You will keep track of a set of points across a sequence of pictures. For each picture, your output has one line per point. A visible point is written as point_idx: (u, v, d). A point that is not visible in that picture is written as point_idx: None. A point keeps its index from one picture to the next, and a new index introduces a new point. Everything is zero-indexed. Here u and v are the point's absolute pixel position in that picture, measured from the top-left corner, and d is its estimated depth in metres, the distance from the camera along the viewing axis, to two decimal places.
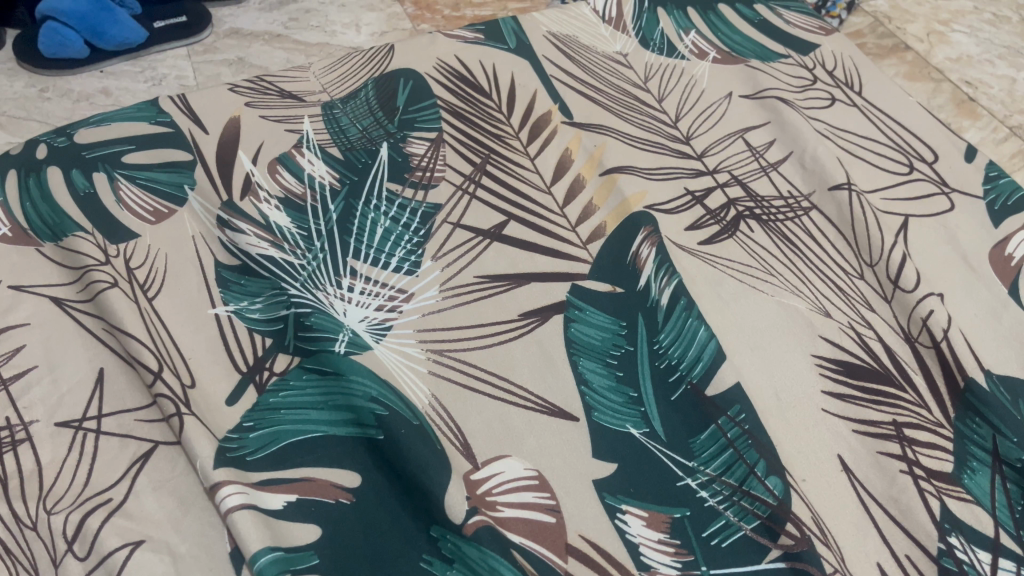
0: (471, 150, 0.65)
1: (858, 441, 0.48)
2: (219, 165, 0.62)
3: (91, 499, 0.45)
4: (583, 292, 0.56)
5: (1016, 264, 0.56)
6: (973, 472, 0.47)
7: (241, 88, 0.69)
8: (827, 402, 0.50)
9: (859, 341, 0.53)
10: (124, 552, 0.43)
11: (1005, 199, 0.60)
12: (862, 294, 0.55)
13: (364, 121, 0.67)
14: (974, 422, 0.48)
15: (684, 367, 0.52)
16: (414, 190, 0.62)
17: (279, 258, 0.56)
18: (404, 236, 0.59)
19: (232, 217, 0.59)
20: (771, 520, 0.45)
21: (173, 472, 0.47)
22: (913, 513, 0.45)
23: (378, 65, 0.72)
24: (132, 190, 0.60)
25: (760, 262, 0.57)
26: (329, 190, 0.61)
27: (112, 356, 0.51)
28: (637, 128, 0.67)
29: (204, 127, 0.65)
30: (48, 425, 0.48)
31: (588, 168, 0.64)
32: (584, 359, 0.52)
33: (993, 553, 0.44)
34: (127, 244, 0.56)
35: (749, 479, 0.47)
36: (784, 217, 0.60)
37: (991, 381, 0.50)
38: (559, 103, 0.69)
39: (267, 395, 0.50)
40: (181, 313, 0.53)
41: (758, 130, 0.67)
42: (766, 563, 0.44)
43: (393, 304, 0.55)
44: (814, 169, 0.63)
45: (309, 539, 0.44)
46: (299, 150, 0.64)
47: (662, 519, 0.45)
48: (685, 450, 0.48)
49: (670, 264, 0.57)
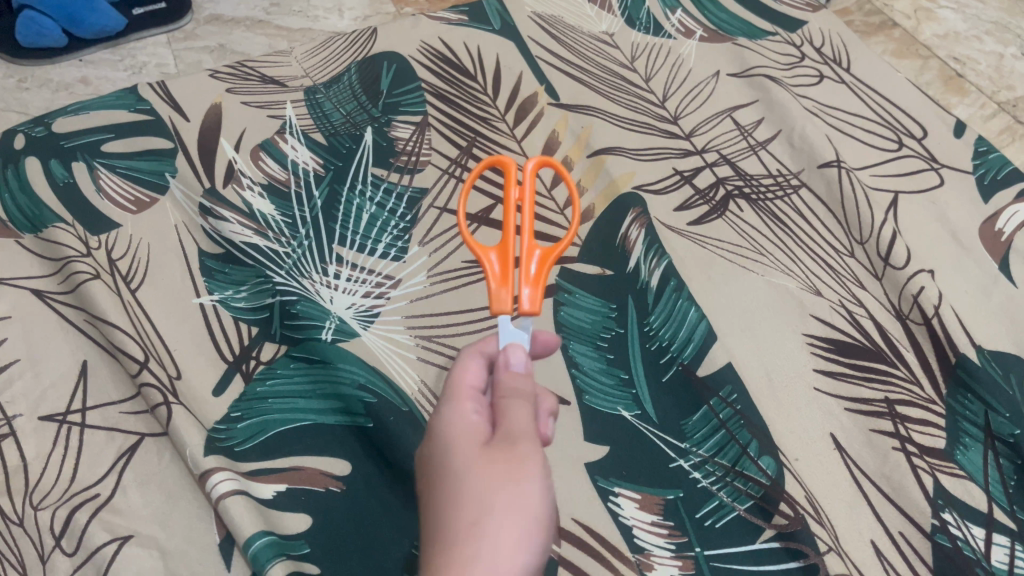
0: (456, 134, 0.64)
1: (851, 419, 0.48)
2: (201, 152, 0.61)
3: (78, 495, 0.45)
4: (572, 275, 0.55)
5: (1007, 240, 0.55)
6: (966, 448, 0.46)
7: (222, 74, 0.68)
8: (820, 380, 0.50)
9: (850, 319, 0.52)
10: (113, 547, 0.43)
11: (995, 173, 0.60)
12: (852, 271, 0.55)
13: (347, 105, 0.66)
14: (966, 398, 0.48)
15: (675, 348, 0.51)
16: (399, 174, 0.61)
17: (264, 247, 0.56)
18: (391, 222, 0.58)
19: (215, 204, 0.58)
20: (765, 500, 0.45)
21: (160, 464, 0.47)
22: (906, 490, 0.45)
23: (361, 49, 0.71)
24: (112, 179, 0.59)
25: (750, 242, 0.57)
26: (313, 177, 0.61)
27: (95, 348, 0.51)
28: (625, 108, 0.66)
29: (185, 115, 0.64)
30: (31, 419, 0.48)
31: (575, 149, 0.63)
32: (575, 342, 0.52)
33: (987, 528, 0.44)
34: (108, 234, 0.55)
35: (742, 459, 0.46)
36: (773, 196, 0.59)
37: (983, 356, 0.49)
38: (545, 83, 0.68)
39: (254, 384, 0.49)
40: (165, 304, 0.52)
41: (746, 109, 0.66)
42: (759, 543, 0.44)
43: (381, 291, 0.54)
44: (803, 147, 0.62)
45: (300, 528, 0.44)
46: (282, 136, 0.63)
47: (655, 501, 0.45)
48: (678, 431, 0.48)
49: (659, 245, 0.56)
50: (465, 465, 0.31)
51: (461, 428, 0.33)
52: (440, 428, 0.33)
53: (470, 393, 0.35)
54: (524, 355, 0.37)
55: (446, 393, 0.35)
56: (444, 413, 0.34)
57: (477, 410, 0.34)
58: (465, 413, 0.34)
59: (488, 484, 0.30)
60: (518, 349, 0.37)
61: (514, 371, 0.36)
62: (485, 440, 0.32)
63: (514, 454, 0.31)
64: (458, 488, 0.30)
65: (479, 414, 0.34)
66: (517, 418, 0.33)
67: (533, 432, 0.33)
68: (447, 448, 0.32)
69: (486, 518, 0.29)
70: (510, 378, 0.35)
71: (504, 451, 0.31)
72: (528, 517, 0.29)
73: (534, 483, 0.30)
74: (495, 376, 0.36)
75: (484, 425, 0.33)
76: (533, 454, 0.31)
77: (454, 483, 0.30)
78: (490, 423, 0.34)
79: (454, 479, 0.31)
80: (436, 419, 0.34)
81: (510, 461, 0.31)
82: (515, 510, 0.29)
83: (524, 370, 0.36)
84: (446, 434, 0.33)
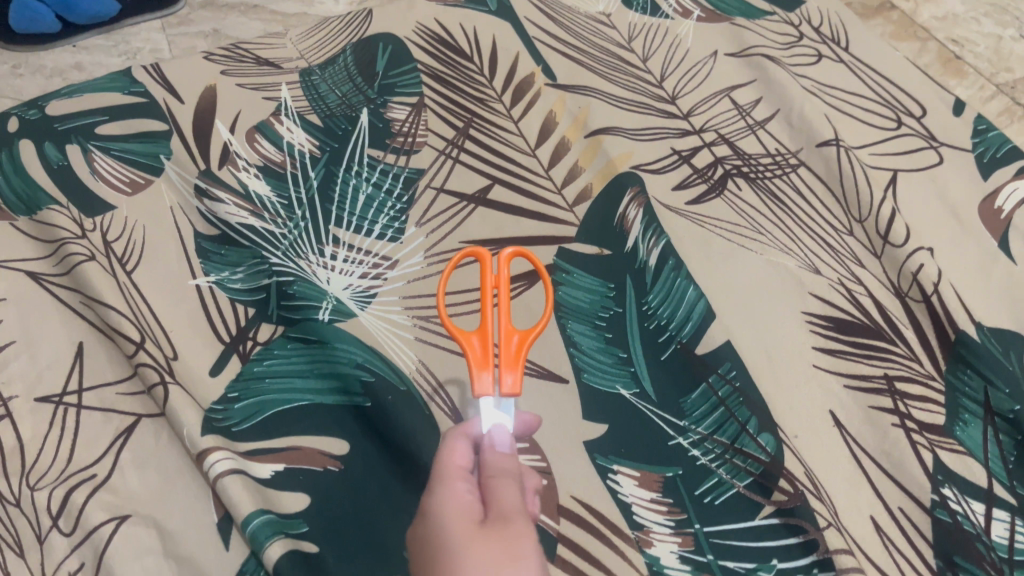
0: (453, 115, 0.64)
1: (850, 396, 0.48)
2: (195, 134, 0.61)
3: (75, 475, 0.45)
4: (570, 256, 0.55)
5: (1006, 217, 0.55)
6: (966, 424, 0.46)
7: (217, 56, 0.68)
8: (819, 358, 0.49)
9: (850, 297, 0.52)
10: (110, 527, 0.43)
11: (994, 151, 0.59)
12: (851, 250, 0.55)
13: (343, 87, 0.66)
14: (965, 374, 0.48)
15: (674, 327, 0.51)
16: (395, 155, 0.61)
17: (260, 228, 0.55)
18: (387, 203, 0.58)
19: (210, 185, 0.57)
20: (765, 476, 0.45)
21: (157, 445, 0.46)
22: (905, 466, 0.45)
23: (356, 30, 0.71)
24: (107, 162, 0.58)
25: (749, 221, 0.57)
26: (309, 158, 0.60)
27: (91, 329, 0.50)
28: (623, 89, 0.66)
29: (179, 96, 0.63)
30: (27, 401, 0.47)
31: (573, 130, 0.63)
32: (573, 321, 0.52)
33: (987, 504, 0.44)
34: (104, 216, 0.55)
35: (742, 436, 0.46)
36: (772, 175, 0.59)
37: (983, 333, 0.49)
38: (542, 64, 0.68)
39: (251, 365, 0.49)
40: (161, 285, 0.52)
41: (744, 89, 0.65)
42: (759, 519, 0.43)
43: (378, 272, 0.54)
44: (801, 126, 0.61)
45: (299, 508, 0.44)
46: (278, 117, 0.63)
47: (654, 478, 0.45)
48: (676, 409, 0.48)
49: (657, 224, 0.56)
50: (464, 542, 0.31)
51: (457, 506, 0.33)
52: (433, 506, 0.34)
53: (461, 473, 0.36)
54: (508, 438, 0.40)
55: (436, 473, 0.36)
56: (435, 491, 0.34)
57: (470, 488, 0.35)
58: (459, 491, 0.34)
59: (490, 559, 0.30)
60: (501, 433, 0.40)
61: (499, 452, 0.38)
62: (480, 518, 0.33)
63: (511, 533, 0.32)
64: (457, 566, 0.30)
65: (471, 493, 0.35)
66: (509, 499, 0.34)
67: (523, 513, 0.34)
68: (444, 524, 0.32)
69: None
70: (499, 460, 0.37)
71: (504, 530, 0.32)
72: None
73: (535, 560, 0.31)
74: (483, 456, 0.38)
75: (477, 504, 0.34)
76: (528, 533, 0.32)
77: (452, 558, 0.31)
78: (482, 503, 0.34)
79: (455, 552, 0.31)
80: (428, 498, 0.34)
81: (509, 541, 0.31)
82: None
83: (507, 451, 0.39)
84: (440, 511, 0.33)
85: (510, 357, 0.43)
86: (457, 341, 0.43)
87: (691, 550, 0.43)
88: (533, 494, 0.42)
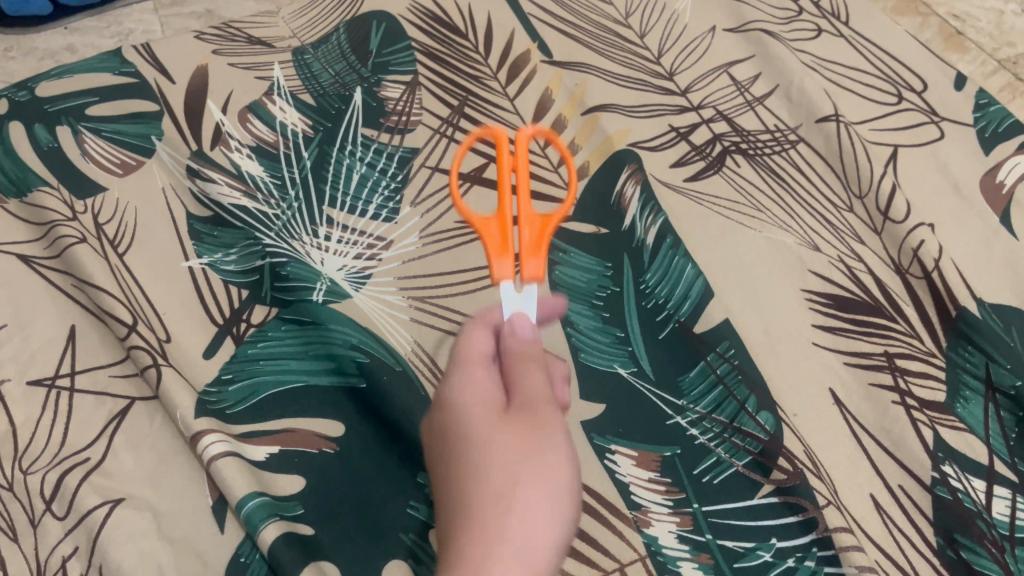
0: (447, 93, 0.63)
1: (850, 373, 0.47)
2: (187, 115, 0.60)
3: (68, 459, 0.45)
4: (567, 235, 0.54)
5: (1008, 192, 0.54)
6: (967, 401, 0.46)
7: (208, 36, 0.67)
8: (818, 335, 0.49)
9: (849, 274, 0.51)
10: (103, 510, 0.43)
11: (996, 126, 0.58)
12: (851, 226, 0.54)
13: (336, 66, 0.65)
14: (966, 350, 0.47)
15: (672, 305, 0.50)
16: (389, 135, 0.60)
17: (253, 209, 0.55)
18: (382, 183, 0.57)
19: (202, 166, 0.57)
20: (764, 455, 0.44)
21: (151, 427, 0.46)
22: (906, 443, 0.44)
23: (350, 7, 0.69)
24: (98, 144, 0.57)
25: (747, 197, 0.56)
26: (302, 138, 0.59)
27: (83, 312, 0.50)
28: (620, 65, 0.65)
29: (170, 76, 0.63)
30: (20, 384, 0.47)
31: (569, 107, 0.62)
32: (570, 300, 0.51)
33: (988, 481, 0.43)
34: (95, 198, 0.54)
35: (740, 415, 0.46)
36: (771, 151, 0.58)
37: (984, 309, 0.49)
38: (537, 41, 0.67)
39: (245, 346, 0.48)
40: (154, 267, 0.51)
41: (743, 65, 0.64)
42: (758, 498, 0.43)
43: (373, 252, 0.54)
44: (801, 102, 0.61)
45: (294, 490, 0.43)
46: (270, 97, 0.62)
47: (652, 458, 0.45)
48: (674, 388, 0.47)
49: (655, 202, 0.55)
50: (483, 430, 0.30)
51: (477, 395, 0.32)
52: (453, 394, 0.33)
53: (480, 362, 0.35)
54: (530, 326, 0.38)
55: (456, 361, 0.35)
56: (456, 380, 0.33)
57: (491, 374, 0.34)
58: (478, 381, 0.33)
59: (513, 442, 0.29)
60: (523, 320, 0.38)
61: (521, 338, 0.36)
62: (504, 407, 0.32)
63: (537, 419, 0.31)
64: (479, 453, 0.29)
65: (492, 381, 0.33)
66: (531, 384, 0.33)
67: (548, 396, 0.33)
68: (463, 414, 0.31)
69: (514, 481, 0.28)
70: (518, 346, 0.36)
71: (529, 416, 0.31)
72: (556, 479, 0.28)
73: (560, 449, 0.30)
74: (503, 343, 0.36)
75: (499, 394, 0.33)
76: (555, 420, 0.31)
77: (474, 446, 0.30)
78: (503, 389, 0.33)
79: (478, 438, 0.30)
80: (447, 388, 0.33)
81: (532, 426, 0.30)
82: (542, 478, 0.28)
83: (532, 337, 0.37)
84: (460, 400, 0.32)
85: (533, 243, 0.41)
86: (477, 232, 0.41)
87: (690, 530, 0.42)
88: (562, 385, 0.40)
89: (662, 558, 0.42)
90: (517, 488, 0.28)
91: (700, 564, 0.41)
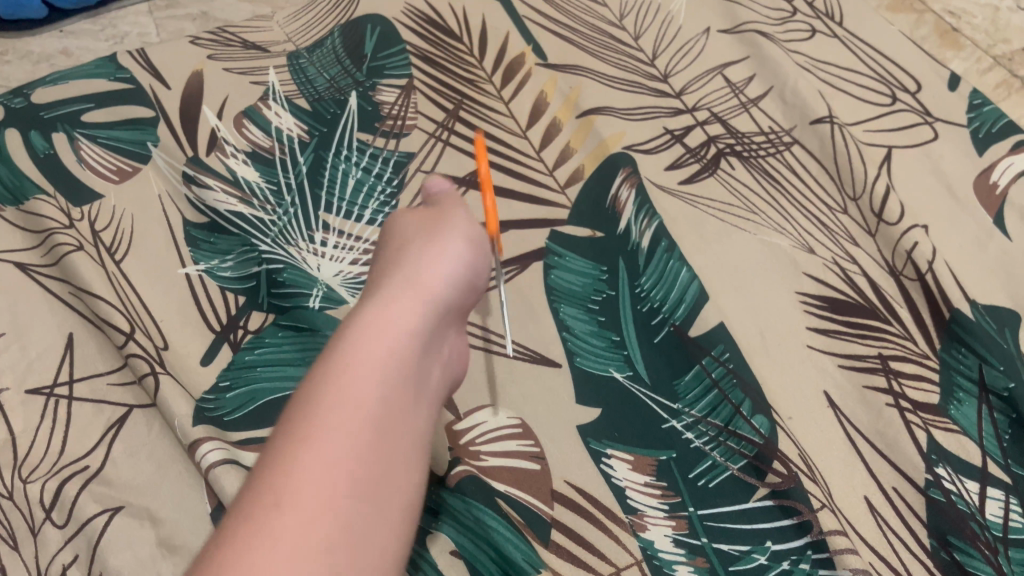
0: (443, 97, 0.63)
1: (844, 375, 0.48)
2: (183, 121, 0.60)
3: (68, 467, 0.45)
4: (562, 238, 0.55)
5: (1001, 193, 0.54)
6: (960, 403, 0.46)
7: (203, 41, 0.67)
8: (813, 338, 0.49)
9: (843, 276, 0.52)
10: (103, 518, 0.43)
11: (989, 127, 0.58)
12: (845, 228, 0.54)
13: (331, 70, 0.65)
14: (960, 352, 0.48)
15: (667, 309, 0.50)
16: (385, 139, 0.60)
17: (249, 216, 0.55)
18: (377, 188, 0.58)
19: (198, 172, 0.57)
20: (759, 459, 0.44)
21: (149, 435, 0.46)
22: (900, 446, 0.45)
23: (344, 11, 0.69)
24: (94, 150, 0.57)
25: (742, 200, 0.56)
26: (297, 143, 0.60)
27: (80, 320, 0.50)
28: (615, 68, 0.65)
29: (165, 82, 0.63)
30: (18, 393, 0.47)
31: (564, 110, 0.62)
32: (566, 305, 0.51)
33: (982, 483, 0.43)
34: (91, 206, 0.54)
35: (735, 419, 0.46)
36: (765, 153, 0.59)
37: (977, 311, 0.49)
38: (532, 43, 0.67)
39: (243, 353, 0.48)
40: (151, 274, 0.51)
41: (737, 66, 0.64)
42: (753, 502, 0.43)
43: (369, 258, 0.54)
44: (795, 103, 0.61)
45: None
46: (265, 102, 0.62)
47: (647, 462, 0.45)
48: (669, 391, 0.47)
49: (649, 206, 0.56)
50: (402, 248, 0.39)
51: (403, 226, 0.41)
52: (392, 221, 0.42)
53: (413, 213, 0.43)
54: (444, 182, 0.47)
55: (388, 224, 0.42)
56: (396, 218, 0.42)
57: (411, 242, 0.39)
58: (404, 222, 0.41)
59: (412, 305, 0.34)
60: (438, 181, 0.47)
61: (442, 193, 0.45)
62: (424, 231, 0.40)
63: (439, 228, 0.40)
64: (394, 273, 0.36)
65: (411, 220, 0.42)
66: (451, 220, 0.41)
67: (469, 222, 0.42)
68: (391, 235, 0.41)
69: (395, 295, 0.34)
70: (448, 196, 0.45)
71: (437, 234, 0.39)
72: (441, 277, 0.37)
73: (450, 254, 0.38)
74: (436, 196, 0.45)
75: (413, 225, 0.41)
76: (460, 228, 0.40)
77: (400, 247, 0.39)
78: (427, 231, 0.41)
79: (401, 240, 0.39)
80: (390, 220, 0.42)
81: (437, 234, 0.39)
82: (422, 294, 0.35)
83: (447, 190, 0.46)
84: (398, 217, 0.42)
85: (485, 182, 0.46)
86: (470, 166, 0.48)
87: (686, 534, 0.43)
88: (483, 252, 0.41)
89: (658, 562, 0.42)
90: (405, 336, 0.32)
91: (696, 568, 0.42)
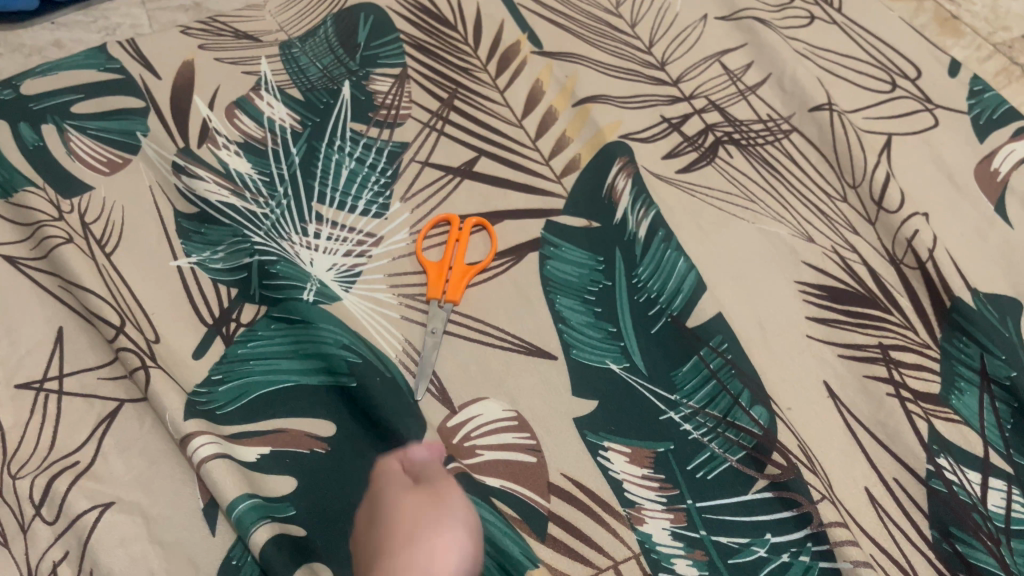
0: (437, 86, 0.62)
1: (844, 365, 0.47)
2: (174, 111, 0.59)
3: (57, 462, 0.45)
4: (558, 229, 0.54)
5: (1002, 179, 0.54)
6: (961, 393, 0.45)
7: (194, 30, 0.66)
8: (812, 327, 0.49)
9: (843, 265, 0.51)
10: (94, 514, 0.43)
11: (990, 113, 0.58)
12: (845, 216, 0.53)
13: (324, 60, 0.64)
14: (961, 341, 0.47)
15: (665, 299, 0.50)
16: (378, 129, 0.60)
17: (241, 207, 0.54)
18: (371, 178, 0.57)
19: (189, 163, 0.56)
20: (758, 450, 0.44)
21: (140, 429, 0.46)
22: (901, 436, 0.44)
23: None
24: (84, 142, 0.57)
25: (740, 188, 0.55)
26: (290, 134, 0.59)
27: (71, 314, 0.49)
28: (612, 56, 0.64)
29: (156, 73, 0.62)
30: (7, 388, 0.47)
31: (560, 99, 0.61)
32: (562, 296, 0.51)
33: (983, 473, 0.43)
34: (81, 198, 0.54)
35: (734, 410, 0.45)
36: (764, 141, 0.58)
37: (978, 299, 0.48)
38: (527, 32, 0.66)
39: (235, 347, 0.48)
40: (142, 267, 0.51)
41: (735, 53, 0.64)
42: (752, 494, 0.43)
43: (362, 249, 0.53)
44: (793, 90, 0.60)
45: (285, 491, 0.43)
46: (257, 92, 0.61)
47: (645, 454, 0.44)
48: (667, 382, 0.47)
49: (646, 195, 0.55)
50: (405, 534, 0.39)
51: (395, 513, 0.41)
52: (379, 498, 0.42)
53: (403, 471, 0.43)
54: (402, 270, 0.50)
55: (373, 489, 0.43)
56: (382, 499, 0.42)
57: (421, 496, 0.41)
58: (401, 504, 0.41)
59: None
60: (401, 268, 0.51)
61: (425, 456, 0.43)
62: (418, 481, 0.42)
63: (437, 501, 0.41)
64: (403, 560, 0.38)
65: (408, 498, 0.41)
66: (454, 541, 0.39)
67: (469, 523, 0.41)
68: (381, 525, 0.40)
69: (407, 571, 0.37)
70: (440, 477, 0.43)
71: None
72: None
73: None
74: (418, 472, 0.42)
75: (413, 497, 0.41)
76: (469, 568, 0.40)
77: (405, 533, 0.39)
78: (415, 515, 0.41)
79: (386, 519, 0.40)
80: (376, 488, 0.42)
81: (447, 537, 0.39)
82: None
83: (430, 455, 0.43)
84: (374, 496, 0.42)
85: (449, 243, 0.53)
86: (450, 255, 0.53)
87: (684, 527, 0.42)
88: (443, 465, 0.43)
89: (656, 556, 0.41)
90: None
91: (695, 561, 0.41)
